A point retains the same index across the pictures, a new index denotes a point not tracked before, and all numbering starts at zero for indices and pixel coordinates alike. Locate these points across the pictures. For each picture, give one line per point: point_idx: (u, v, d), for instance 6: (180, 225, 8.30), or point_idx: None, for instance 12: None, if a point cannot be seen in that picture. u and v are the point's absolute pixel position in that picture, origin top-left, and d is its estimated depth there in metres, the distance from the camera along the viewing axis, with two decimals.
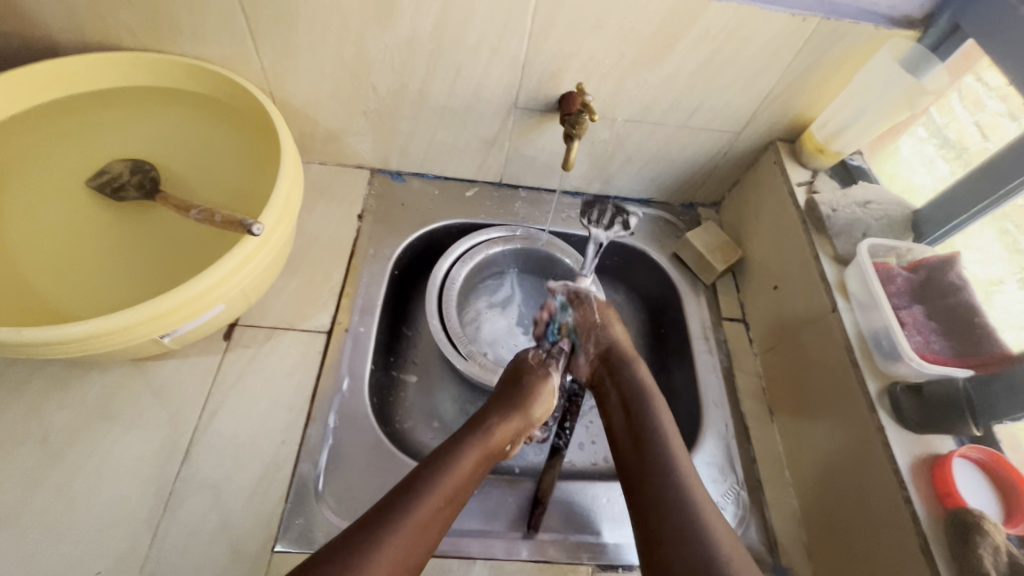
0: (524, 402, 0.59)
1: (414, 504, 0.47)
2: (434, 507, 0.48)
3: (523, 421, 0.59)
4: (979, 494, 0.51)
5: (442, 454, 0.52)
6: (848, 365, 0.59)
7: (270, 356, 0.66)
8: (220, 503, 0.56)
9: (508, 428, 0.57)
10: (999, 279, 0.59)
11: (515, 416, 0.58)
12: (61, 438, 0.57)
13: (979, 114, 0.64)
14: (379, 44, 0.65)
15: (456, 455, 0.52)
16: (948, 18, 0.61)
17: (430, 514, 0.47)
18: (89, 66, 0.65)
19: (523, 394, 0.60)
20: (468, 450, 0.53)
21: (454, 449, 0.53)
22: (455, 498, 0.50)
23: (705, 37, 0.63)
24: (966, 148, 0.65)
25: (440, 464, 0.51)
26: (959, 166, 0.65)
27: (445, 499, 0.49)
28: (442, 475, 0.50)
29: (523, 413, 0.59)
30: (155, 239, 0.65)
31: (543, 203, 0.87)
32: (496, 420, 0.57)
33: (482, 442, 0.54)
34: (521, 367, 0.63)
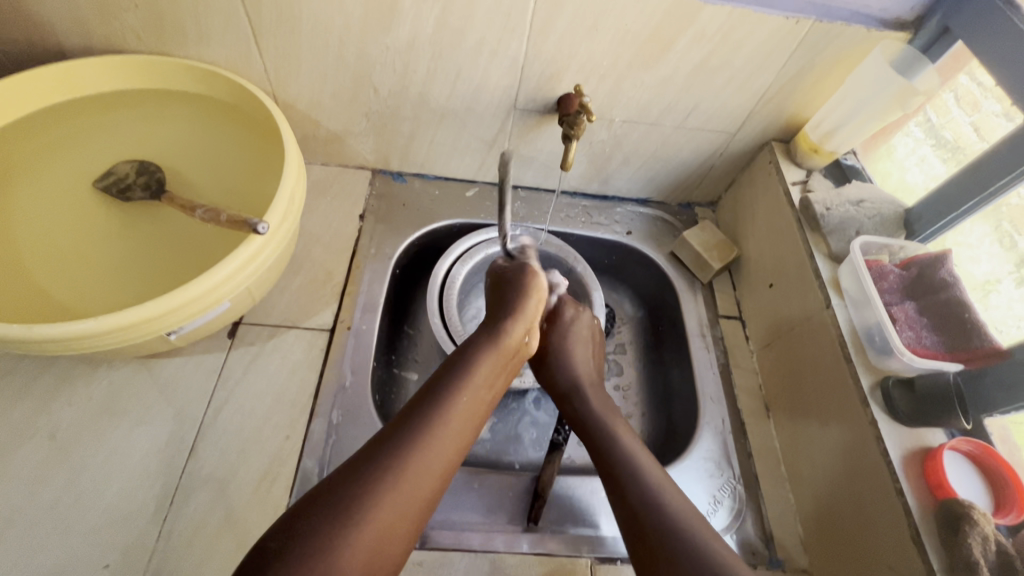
0: (510, 307, 0.62)
1: (428, 419, 0.49)
2: (449, 414, 0.51)
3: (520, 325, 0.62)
4: (969, 485, 0.52)
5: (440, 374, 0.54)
6: (842, 361, 0.61)
7: (274, 354, 0.67)
8: (225, 497, 0.57)
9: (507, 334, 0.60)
10: (996, 278, 0.60)
11: (505, 322, 0.61)
12: (68, 434, 0.58)
13: (975, 114, 0.65)
14: (381, 46, 0.66)
15: (465, 365, 0.55)
16: (938, 20, 0.62)
17: (449, 420, 0.50)
18: (98, 68, 0.66)
19: (510, 302, 0.63)
20: (476, 359, 0.56)
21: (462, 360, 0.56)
22: (472, 399, 0.53)
23: (700, 39, 0.64)
24: (963, 148, 0.65)
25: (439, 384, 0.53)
26: (954, 164, 0.66)
27: (462, 404, 0.52)
28: (453, 387, 0.53)
29: (512, 318, 0.61)
30: (161, 238, 0.66)
31: (542, 203, 0.88)
32: (493, 328, 0.60)
33: (486, 350, 0.57)
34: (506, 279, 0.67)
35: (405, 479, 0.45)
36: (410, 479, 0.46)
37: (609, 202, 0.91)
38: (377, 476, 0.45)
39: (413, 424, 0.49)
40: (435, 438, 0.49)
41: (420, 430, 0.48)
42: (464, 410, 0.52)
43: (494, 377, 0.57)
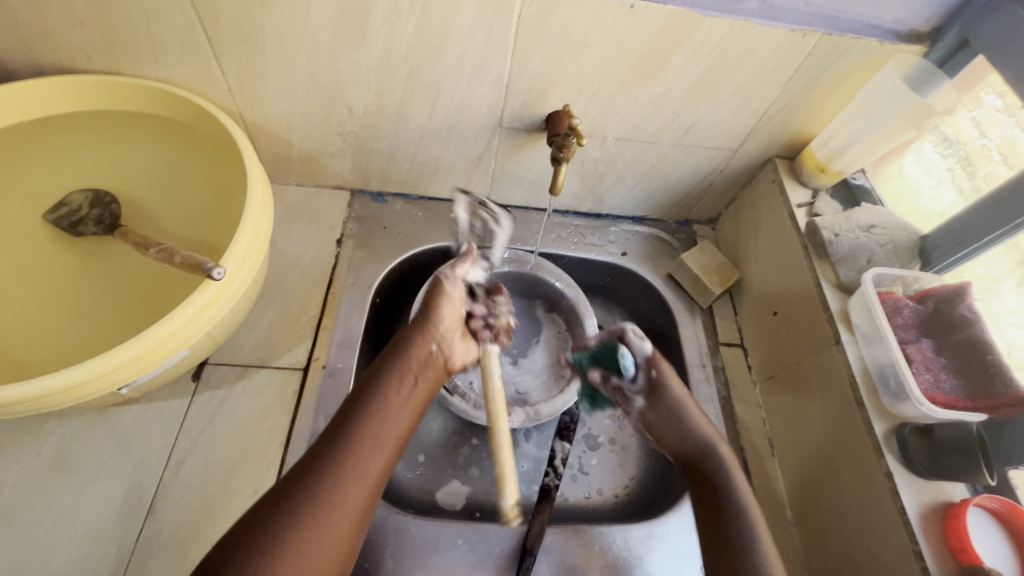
0: (427, 320, 0.61)
1: (341, 451, 0.48)
2: (364, 441, 0.50)
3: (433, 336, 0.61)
4: (993, 547, 0.49)
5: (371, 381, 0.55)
6: (852, 404, 0.56)
7: (242, 398, 0.62)
8: (186, 562, 0.52)
9: (422, 344, 0.59)
10: (999, 278, 0.59)
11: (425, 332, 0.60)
12: (14, 495, 0.54)
13: (976, 110, 0.63)
14: (353, 63, 0.60)
15: (379, 387, 0.54)
16: (958, 32, 0.57)
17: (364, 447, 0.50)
18: (43, 90, 0.60)
19: (423, 318, 0.62)
20: (389, 378, 0.55)
21: (376, 381, 0.55)
22: (388, 422, 0.52)
23: (699, 53, 0.59)
24: (963, 144, 0.65)
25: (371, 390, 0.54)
26: (964, 171, 0.65)
27: (376, 429, 0.51)
28: (366, 411, 0.52)
29: (430, 325, 0.61)
30: (117, 278, 0.61)
31: (531, 223, 0.83)
32: (408, 342, 0.59)
33: (400, 364, 0.57)
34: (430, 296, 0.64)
35: (326, 507, 0.45)
36: (330, 509, 0.45)
37: (603, 220, 0.86)
38: (299, 509, 0.44)
39: (330, 453, 0.48)
40: (351, 466, 0.48)
41: (333, 459, 0.48)
42: (379, 434, 0.51)
43: (411, 393, 0.56)
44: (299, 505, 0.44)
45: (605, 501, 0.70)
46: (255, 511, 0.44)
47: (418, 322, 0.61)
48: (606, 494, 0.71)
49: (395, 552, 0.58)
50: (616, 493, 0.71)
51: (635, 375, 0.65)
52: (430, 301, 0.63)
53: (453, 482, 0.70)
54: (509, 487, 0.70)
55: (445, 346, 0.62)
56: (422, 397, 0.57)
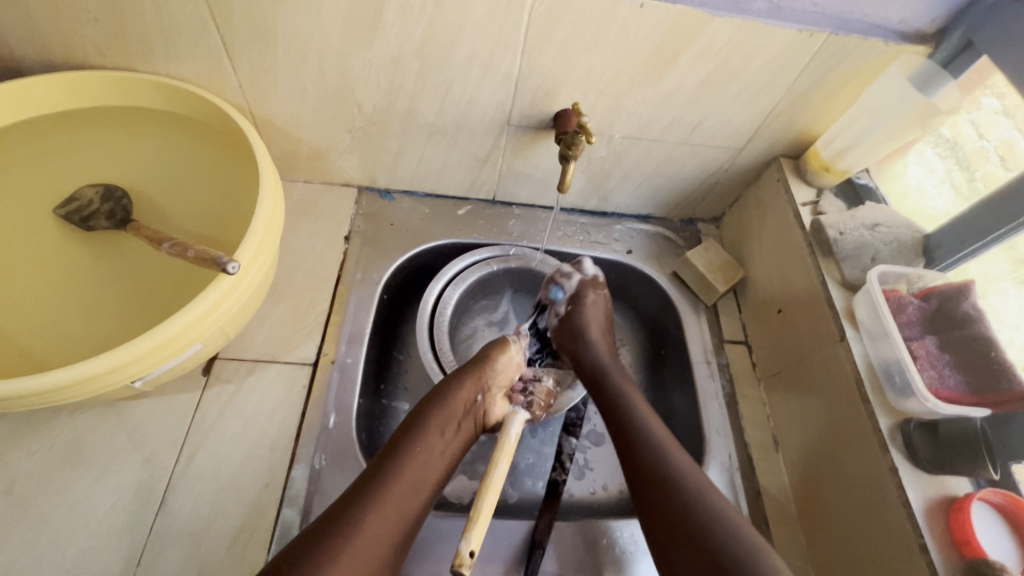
0: (478, 368, 0.62)
1: (387, 484, 0.50)
2: (403, 485, 0.51)
3: (481, 385, 0.61)
4: (998, 541, 0.50)
5: (414, 426, 0.56)
6: (858, 399, 0.57)
7: (252, 393, 0.62)
8: (199, 553, 0.53)
9: (469, 392, 0.60)
10: (997, 278, 0.60)
11: (475, 380, 0.61)
12: (27, 487, 0.54)
13: (973, 110, 0.64)
14: (364, 60, 0.61)
15: (423, 428, 0.55)
16: (961, 34, 0.57)
17: (404, 484, 0.51)
18: (56, 85, 0.60)
19: (475, 365, 0.62)
20: (433, 420, 0.57)
21: (423, 422, 0.56)
22: (429, 466, 0.53)
23: (707, 53, 0.60)
24: (961, 146, 0.67)
25: (413, 434, 0.55)
26: (960, 169, 0.66)
27: (417, 469, 0.52)
28: (412, 449, 0.53)
29: (481, 375, 0.62)
30: (132, 273, 0.62)
31: (538, 221, 0.84)
32: (455, 385, 0.60)
33: (445, 407, 0.58)
34: (488, 349, 0.65)
35: (368, 534, 0.47)
36: (370, 537, 0.47)
37: (608, 218, 0.86)
38: (346, 534, 0.46)
39: (376, 486, 0.50)
40: (392, 500, 0.49)
41: (381, 492, 0.49)
42: (420, 475, 0.52)
43: (451, 439, 0.57)
44: (347, 532, 0.46)
45: (611, 496, 0.71)
46: (294, 548, 0.45)
47: (471, 368, 0.62)
48: (611, 490, 0.71)
49: None
50: (621, 489, 0.72)
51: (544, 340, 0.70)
52: (485, 352, 0.65)
53: (459, 477, 0.70)
54: (516, 482, 0.70)
55: (489, 398, 0.62)
56: (458, 446, 0.58)
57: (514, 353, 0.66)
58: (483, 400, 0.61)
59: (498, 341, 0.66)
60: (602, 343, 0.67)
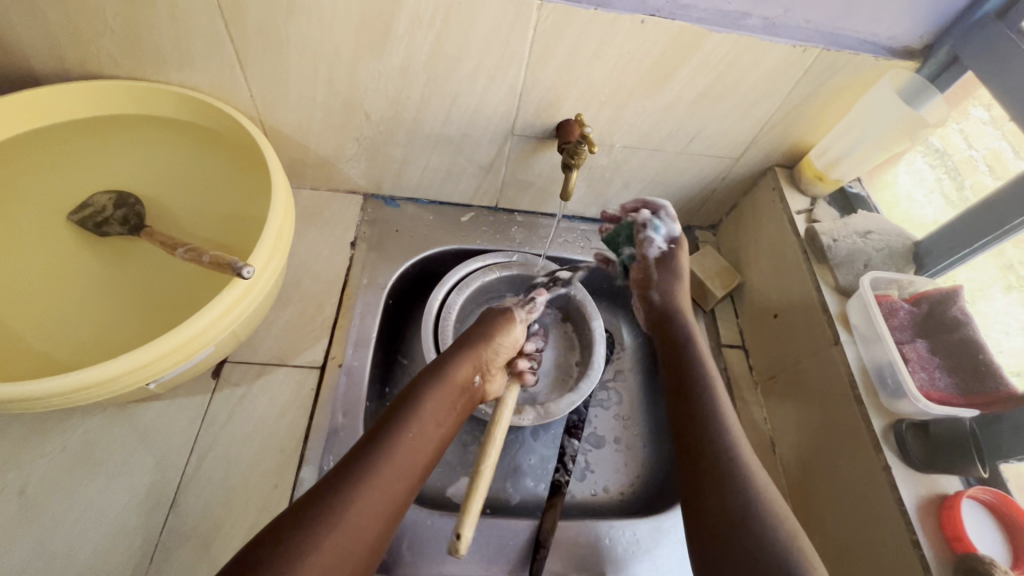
0: (477, 343, 0.64)
1: (379, 458, 0.51)
2: (395, 454, 0.52)
3: (479, 360, 0.63)
4: (988, 538, 0.51)
5: (409, 397, 0.57)
6: (852, 401, 0.59)
7: (261, 395, 0.63)
8: (210, 552, 0.54)
9: (467, 367, 0.62)
10: (987, 285, 0.62)
11: (474, 351, 0.63)
12: (39, 489, 0.55)
13: (963, 121, 0.67)
14: (373, 72, 0.63)
15: (417, 403, 0.56)
16: (948, 50, 0.60)
17: (398, 460, 0.52)
18: (73, 94, 0.62)
19: (476, 339, 0.64)
20: (429, 395, 0.57)
21: (417, 394, 0.57)
22: (421, 438, 0.54)
23: (705, 66, 0.62)
24: (950, 155, 0.69)
25: (408, 405, 0.56)
26: (948, 174, 0.69)
27: (410, 444, 0.53)
28: (406, 424, 0.54)
29: (481, 348, 0.63)
30: (144, 277, 0.63)
31: (540, 227, 0.86)
32: (452, 361, 0.61)
33: (441, 383, 0.59)
34: (488, 322, 0.67)
35: (360, 508, 0.48)
36: (361, 511, 0.48)
37: None
38: (340, 503, 0.47)
39: (368, 456, 0.51)
40: (385, 475, 0.50)
41: (374, 466, 0.50)
42: (413, 446, 0.53)
43: (444, 414, 0.58)
44: (339, 501, 0.47)
45: (612, 497, 0.72)
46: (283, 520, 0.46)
47: (472, 341, 0.64)
48: (612, 491, 0.72)
49: (411, 545, 0.60)
50: (621, 490, 0.73)
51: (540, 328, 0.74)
52: (488, 326, 0.66)
53: (463, 479, 0.71)
54: (519, 483, 0.71)
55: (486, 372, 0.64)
56: (450, 422, 0.59)
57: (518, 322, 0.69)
58: (479, 371, 0.63)
59: (500, 316, 0.68)
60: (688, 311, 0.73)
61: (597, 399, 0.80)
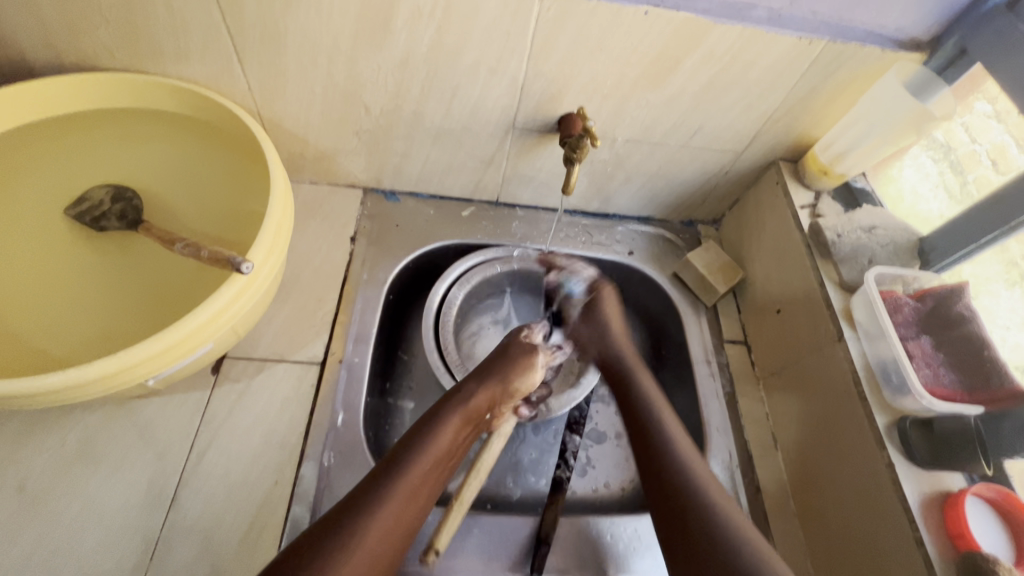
0: (505, 370, 0.63)
1: (397, 483, 0.50)
2: (405, 493, 0.50)
3: (505, 389, 0.62)
4: (992, 535, 0.51)
5: (423, 430, 0.55)
6: (856, 398, 0.59)
7: (261, 391, 0.63)
8: (211, 548, 0.54)
9: (481, 402, 0.60)
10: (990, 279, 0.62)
11: (490, 386, 0.61)
12: (38, 485, 0.55)
13: (967, 115, 0.66)
14: (372, 64, 0.62)
15: (436, 428, 0.56)
16: (955, 43, 0.59)
17: (413, 485, 0.51)
18: (68, 86, 0.61)
19: (504, 366, 0.63)
20: (449, 420, 0.57)
21: (431, 430, 0.56)
22: (431, 476, 0.53)
23: (709, 58, 0.61)
24: (953, 149, 0.68)
25: (421, 439, 0.54)
26: (949, 167, 0.68)
27: (427, 471, 0.53)
28: (424, 449, 0.54)
29: (500, 382, 0.62)
30: (142, 272, 0.63)
31: (541, 222, 0.85)
32: (475, 388, 0.61)
33: (461, 408, 0.59)
34: (505, 355, 0.65)
35: (375, 535, 0.47)
36: (377, 538, 0.47)
37: (610, 220, 0.88)
38: (347, 540, 0.46)
39: (378, 491, 0.49)
40: (401, 500, 0.50)
41: (390, 491, 0.50)
42: (423, 484, 0.52)
43: (461, 439, 0.58)
44: (346, 539, 0.46)
45: (613, 493, 0.72)
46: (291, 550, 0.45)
47: (489, 374, 0.62)
48: (614, 487, 0.72)
49: (413, 541, 0.59)
50: (623, 486, 0.73)
51: (580, 296, 0.75)
52: (517, 354, 0.66)
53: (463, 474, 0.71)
54: (520, 479, 0.71)
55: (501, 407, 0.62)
56: (464, 447, 0.59)
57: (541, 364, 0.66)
58: (494, 405, 0.62)
59: (529, 345, 0.67)
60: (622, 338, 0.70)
61: (598, 394, 0.80)
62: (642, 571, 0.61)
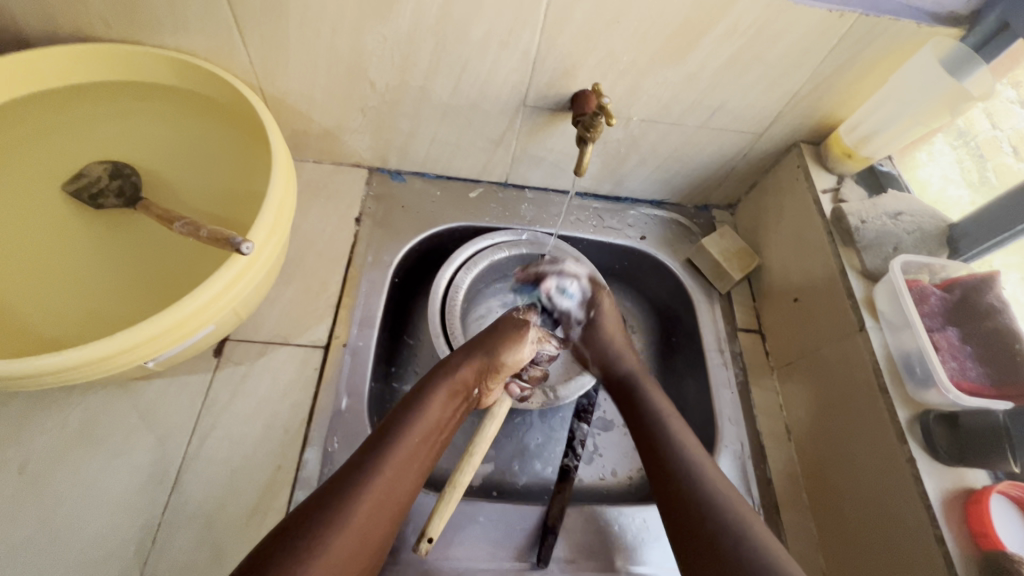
0: (492, 342, 0.61)
1: (387, 455, 0.49)
2: (391, 467, 0.49)
3: (492, 363, 0.60)
4: (1018, 535, 0.49)
5: (409, 403, 0.54)
6: (876, 391, 0.56)
7: (264, 374, 0.62)
8: (213, 532, 0.53)
9: (468, 375, 0.58)
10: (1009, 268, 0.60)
11: (478, 357, 0.59)
12: (40, 466, 0.54)
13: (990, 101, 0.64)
14: (378, 37, 0.59)
15: (423, 400, 0.55)
16: (997, 16, 0.55)
17: (404, 457, 0.50)
18: (63, 58, 0.59)
19: (492, 339, 0.61)
20: (436, 393, 0.56)
21: (417, 403, 0.54)
22: (420, 450, 0.52)
23: (732, 32, 0.58)
24: (973, 136, 0.67)
25: (408, 411, 0.53)
26: (968, 155, 0.67)
27: (416, 442, 0.51)
28: (411, 423, 0.52)
29: (487, 354, 0.60)
30: (142, 252, 0.61)
31: (551, 205, 0.83)
32: (461, 361, 0.59)
33: (448, 381, 0.57)
34: (495, 328, 0.63)
35: (366, 506, 0.46)
36: (367, 512, 0.46)
37: (621, 203, 0.85)
38: (338, 516, 0.45)
39: (368, 464, 0.48)
40: (392, 471, 0.49)
41: (380, 465, 0.49)
42: (411, 457, 0.51)
43: (449, 411, 0.56)
44: (336, 514, 0.45)
45: (620, 482, 0.71)
46: (283, 529, 0.44)
47: (475, 345, 0.60)
48: (621, 476, 0.71)
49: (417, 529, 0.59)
50: (630, 475, 0.72)
51: (579, 312, 0.71)
52: (505, 327, 0.63)
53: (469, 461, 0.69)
54: (526, 465, 0.70)
55: (490, 380, 0.61)
56: (453, 421, 0.57)
57: (530, 342, 0.63)
58: (482, 378, 0.60)
59: (519, 319, 0.65)
60: (628, 354, 0.68)
61: None
62: (649, 562, 0.60)
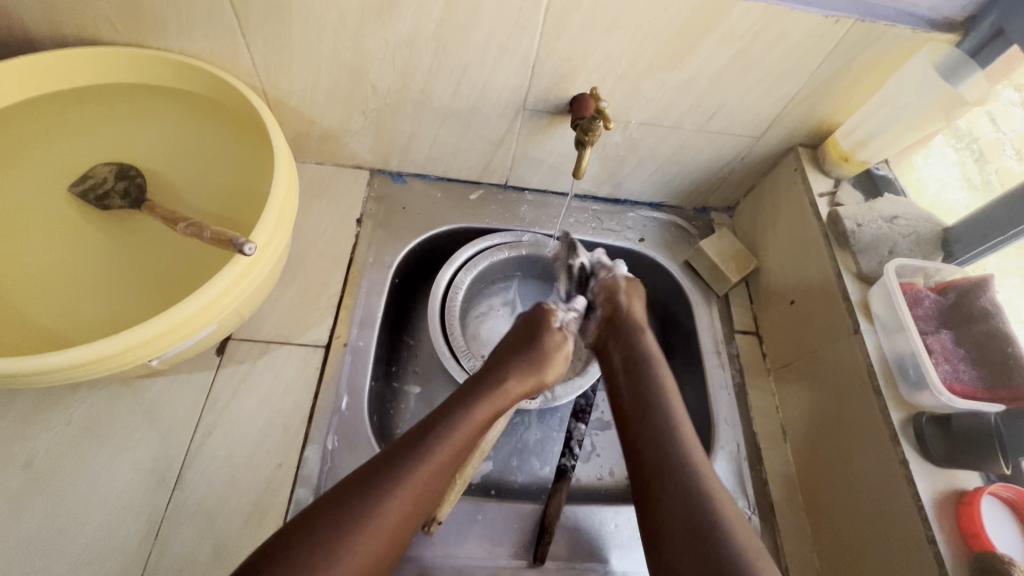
0: (541, 362, 0.61)
1: (422, 462, 0.48)
2: (425, 473, 0.48)
3: (536, 381, 0.61)
4: (1007, 536, 0.50)
5: (454, 407, 0.54)
6: (870, 393, 0.57)
7: (265, 373, 0.63)
8: (215, 528, 0.54)
9: (516, 392, 0.59)
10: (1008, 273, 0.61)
11: (529, 374, 0.60)
12: (45, 461, 0.55)
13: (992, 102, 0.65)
14: (379, 40, 0.60)
15: (466, 410, 0.54)
16: (994, 21, 0.55)
17: (437, 467, 0.49)
18: (74, 60, 0.60)
19: (540, 356, 0.62)
20: (479, 405, 0.55)
21: (459, 412, 0.53)
22: (456, 459, 0.51)
23: (729, 37, 0.59)
24: (975, 138, 0.67)
25: (452, 417, 0.53)
26: (967, 154, 0.68)
27: (451, 454, 0.50)
28: (451, 430, 0.51)
29: (537, 371, 0.61)
30: (146, 251, 0.62)
31: (551, 207, 0.83)
32: (510, 375, 0.59)
33: (494, 395, 0.56)
34: (542, 341, 0.63)
35: (396, 514, 0.46)
36: (396, 517, 0.46)
37: (620, 206, 0.86)
38: (368, 513, 0.45)
39: (402, 465, 0.48)
40: (422, 482, 0.48)
41: (415, 470, 0.48)
42: (446, 464, 0.50)
43: (487, 425, 0.56)
44: (368, 511, 0.45)
45: (617, 482, 0.71)
46: (313, 515, 0.45)
47: (523, 360, 0.61)
48: (618, 476, 0.72)
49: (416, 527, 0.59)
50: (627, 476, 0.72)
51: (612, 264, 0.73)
52: (551, 346, 0.64)
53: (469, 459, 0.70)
54: (524, 464, 0.71)
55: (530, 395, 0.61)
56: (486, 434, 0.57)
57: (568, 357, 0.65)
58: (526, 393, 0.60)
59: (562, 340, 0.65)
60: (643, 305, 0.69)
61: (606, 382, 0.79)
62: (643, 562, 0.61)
